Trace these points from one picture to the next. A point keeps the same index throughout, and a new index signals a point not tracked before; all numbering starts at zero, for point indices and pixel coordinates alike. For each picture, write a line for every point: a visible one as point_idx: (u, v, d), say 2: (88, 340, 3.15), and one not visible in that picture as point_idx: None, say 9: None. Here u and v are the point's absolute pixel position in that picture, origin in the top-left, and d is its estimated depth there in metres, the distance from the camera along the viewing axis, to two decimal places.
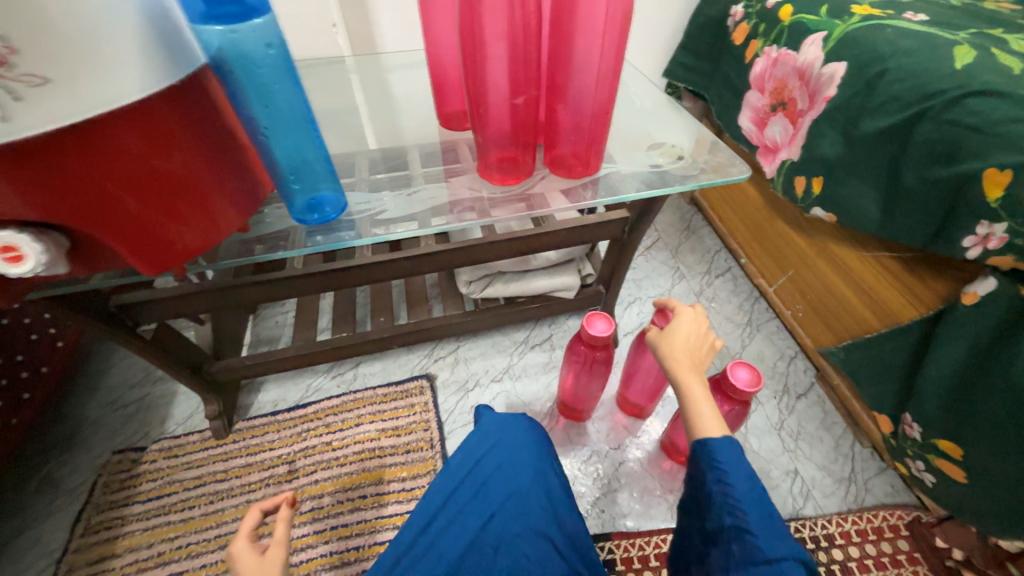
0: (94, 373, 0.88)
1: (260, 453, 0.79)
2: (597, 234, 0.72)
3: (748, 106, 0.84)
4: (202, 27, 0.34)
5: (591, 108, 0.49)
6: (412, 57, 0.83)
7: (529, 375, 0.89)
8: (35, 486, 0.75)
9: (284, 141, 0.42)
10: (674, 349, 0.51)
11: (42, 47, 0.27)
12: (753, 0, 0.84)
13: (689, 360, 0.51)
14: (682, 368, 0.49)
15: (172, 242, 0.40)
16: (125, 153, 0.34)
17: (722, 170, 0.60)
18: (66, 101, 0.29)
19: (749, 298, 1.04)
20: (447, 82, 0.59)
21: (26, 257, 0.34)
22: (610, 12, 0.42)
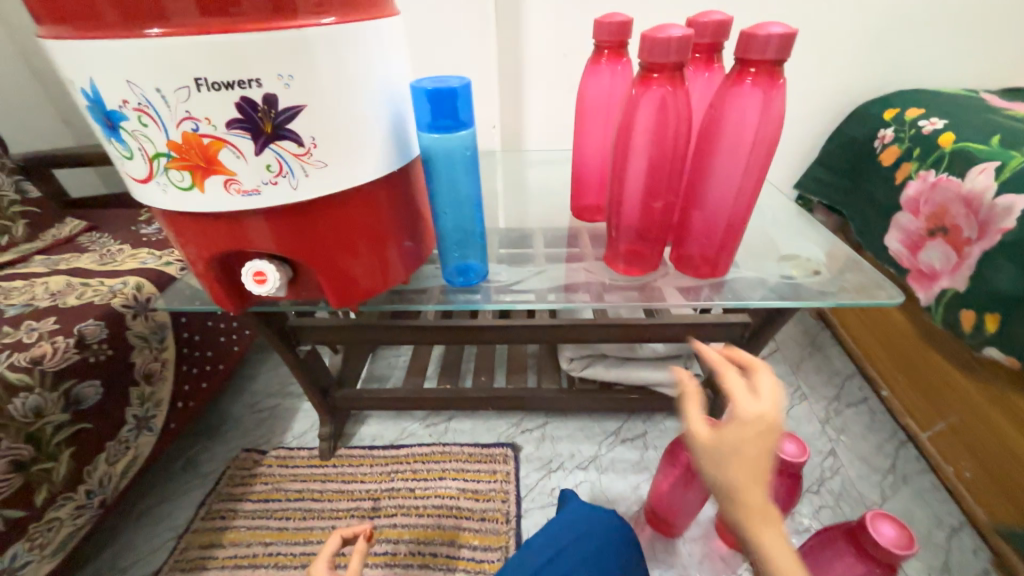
0: (245, 378, 1.05)
1: (352, 483, 0.84)
2: (713, 335, 0.70)
3: (899, 228, 0.79)
4: (424, 132, 0.45)
5: (727, 216, 0.51)
6: (551, 155, 0.96)
7: (616, 470, 0.85)
8: (182, 464, 0.89)
9: (455, 216, 0.52)
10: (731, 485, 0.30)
11: (330, 142, 0.39)
12: (905, 125, 0.82)
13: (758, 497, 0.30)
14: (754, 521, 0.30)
15: (358, 284, 0.48)
16: (350, 216, 0.44)
17: (867, 291, 0.56)
18: (332, 179, 0.41)
19: (893, 440, 0.88)
20: (587, 180, 0.67)
21: (269, 280, 0.46)
22: (760, 136, 0.45)
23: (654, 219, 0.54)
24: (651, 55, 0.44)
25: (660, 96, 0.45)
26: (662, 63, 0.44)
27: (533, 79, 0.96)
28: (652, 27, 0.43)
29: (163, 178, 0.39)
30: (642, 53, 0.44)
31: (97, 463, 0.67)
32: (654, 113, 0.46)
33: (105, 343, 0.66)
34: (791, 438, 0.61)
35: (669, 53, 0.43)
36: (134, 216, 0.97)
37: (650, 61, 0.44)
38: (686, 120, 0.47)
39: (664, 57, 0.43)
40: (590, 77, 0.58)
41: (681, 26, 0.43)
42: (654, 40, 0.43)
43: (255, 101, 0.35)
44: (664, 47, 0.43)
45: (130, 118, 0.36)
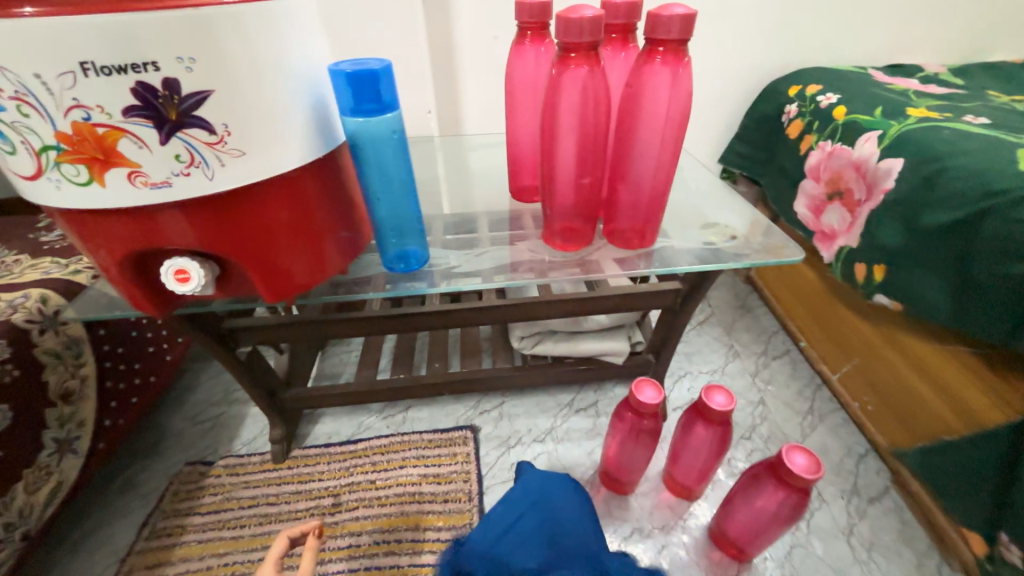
0: (184, 389, 0.99)
1: (309, 482, 0.83)
2: (649, 303, 0.75)
3: (804, 194, 0.87)
4: (348, 117, 0.44)
5: (650, 188, 0.55)
6: (489, 139, 0.96)
7: (572, 439, 0.89)
8: (117, 486, 0.83)
9: (389, 202, 0.51)
10: None
11: (245, 129, 0.38)
12: (806, 101, 0.90)
13: None
14: None
15: (292, 277, 0.47)
16: (276, 207, 0.43)
17: (776, 251, 0.62)
18: (252, 168, 0.39)
19: (811, 385, 0.98)
20: (522, 161, 0.68)
21: (192, 278, 0.43)
22: (672, 112, 0.48)
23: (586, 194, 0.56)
24: (567, 36, 0.45)
25: (578, 75, 0.47)
26: (578, 43, 0.45)
27: (466, 62, 0.95)
28: (565, 8, 0.45)
29: (55, 173, 0.35)
30: (559, 34, 0.46)
31: (14, 494, 0.61)
32: (574, 93, 0.48)
33: (9, 363, 0.60)
34: (721, 390, 0.66)
35: (584, 33, 0.45)
36: (30, 223, 0.87)
37: (566, 41, 0.46)
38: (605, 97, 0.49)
39: (579, 37, 0.45)
40: (516, 59, 0.59)
41: (594, 6, 0.45)
42: (569, 20, 0.44)
43: (154, 85, 0.33)
44: (579, 27, 0.44)
45: (6, 108, 0.32)
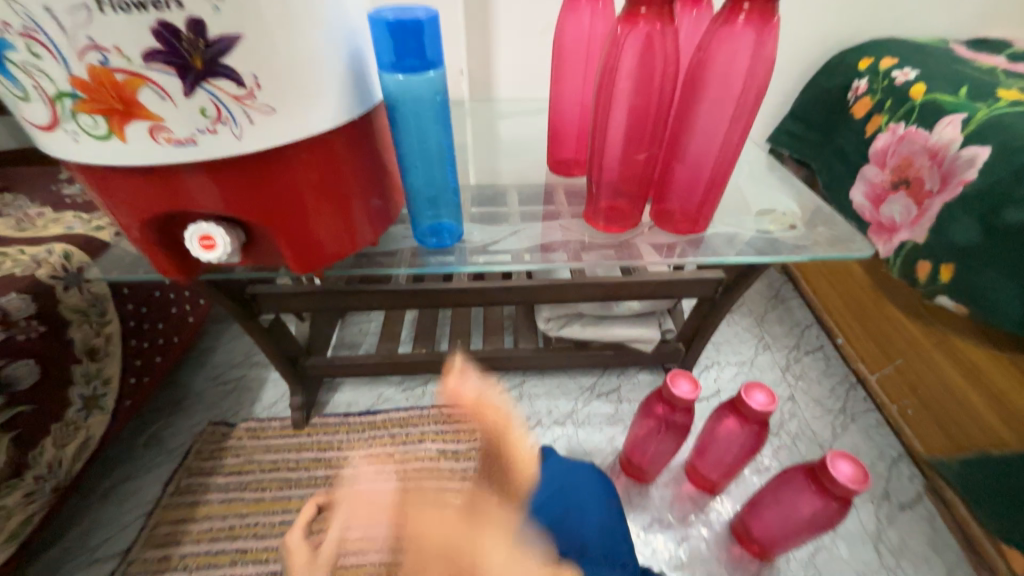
0: (205, 350, 1.00)
1: (328, 451, 0.83)
2: (688, 291, 0.71)
3: (865, 181, 0.80)
4: (386, 74, 0.40)
5: (711, 167, 0.49)
6: (523, 106, 0.90)
7: (593, 424, 0.87)
8: (142, 441, 0.85)
9: (423, 170, 0.47)
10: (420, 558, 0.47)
11: (276, 84, 0.34)
12: (879, 76, 0.81)
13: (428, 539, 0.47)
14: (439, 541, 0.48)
15: (321, 248, 0.44)
16: (306, 172, 0.39)
17: (840, 244, 0.56)
18: (282, 128, 0.35)
19: (845, 383, 0.94)
20: (564, 131, 0.63)
21: (218, 245, 0.41)
22: (750, 81, 0.42)
23: (637, 169, 0.51)
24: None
25: (646, 34, 0.42)
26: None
27: (502, 21, 0.89)
28: None
29: (72, 124, 0.32)
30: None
31: (44, 447, 0.62)
32: (638, 54, 0.43)
33: (34, 319, 0.59)
34: (761, 388, 0.62)
35: None
36: (53, 174, 0.86)
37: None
38: (673, 61, 0.44)
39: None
40: (569, 16, 0.54)
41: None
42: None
43: (177, 27, 0.29)
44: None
45: (17, 47, 0.29)
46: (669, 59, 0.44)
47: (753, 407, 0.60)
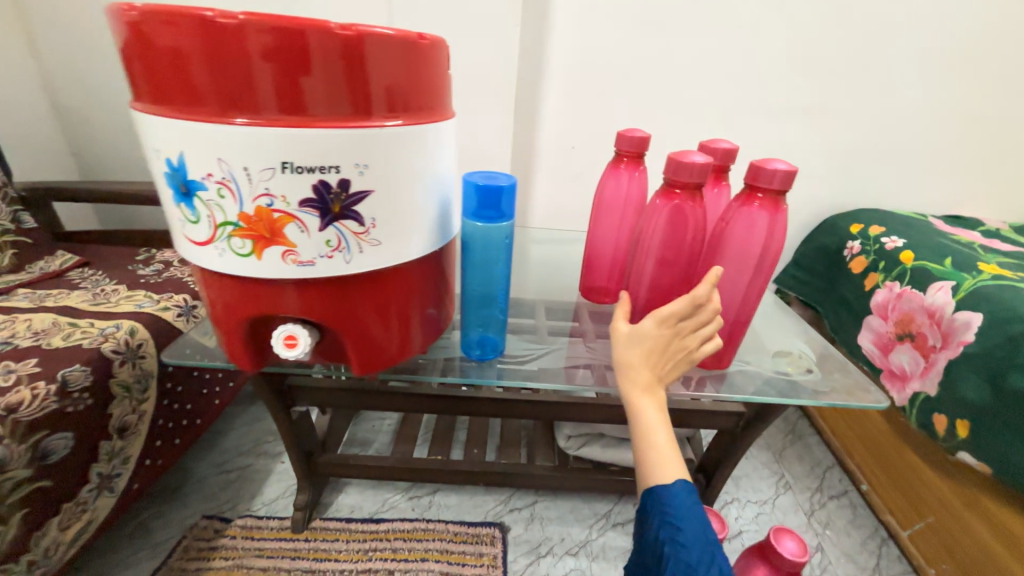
0: (215, 434, 0.99)
1: (324, 562, 0.77)
2: (709, 422, 0.73)
3: (870, 329, 0.86)
4: (469, 219, 0.49)
5: (735, 313, 0.56)
6: (555, 234, 1.02)
7: (607, 558, 0.81)
8: (130, 531, 0.80)
9: (480, 293, 0.55)
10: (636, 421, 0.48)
11: (386, 225, 0.42)
12: (870, 240, 0.93)
13: (635, 381, 0.49)
14: (636, 400, 0.49)
15: (383, 352, 0.49)
16: (387, 289, 0.46)
17: (857, 393, 0.60)
18: (381, 257, 0.43)
19: (875, 537, 0.89)
20: (597, 265, 0.71)
21: (299, 344, 0.45)
22: (766, 249, 0.51)
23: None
24: (674, 174, 0.49)
25: (679, 208, 0.51)
26: (684, 181, 0.49)
27: (542, 166, 1.06)
28: (677, 152, 0.50)
29: (223, 243, 0.40)
30: (666, 171, 0.50)
31: (47, 529, 0.59)
32: (672, 222, 0.52)
33: (86, 392, 0.62)
34: (792, 535, 0.60)
35: (692, 175, 0.49)
36: (130, 255, 0.96)
37: (672, 177, 0.50)
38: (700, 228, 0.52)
39: (687, 176, 0.49)
40: (609, 178, 0.65)
41: (704, 154, 0.49)
42: (676, 162, 0.49)
43: (331, 183, 0.38)
44: (688, 168, 0.48)
45: (209, 189, 0.38)
46: (699, 227, 0.52)
47: (784, 554, 0.58)
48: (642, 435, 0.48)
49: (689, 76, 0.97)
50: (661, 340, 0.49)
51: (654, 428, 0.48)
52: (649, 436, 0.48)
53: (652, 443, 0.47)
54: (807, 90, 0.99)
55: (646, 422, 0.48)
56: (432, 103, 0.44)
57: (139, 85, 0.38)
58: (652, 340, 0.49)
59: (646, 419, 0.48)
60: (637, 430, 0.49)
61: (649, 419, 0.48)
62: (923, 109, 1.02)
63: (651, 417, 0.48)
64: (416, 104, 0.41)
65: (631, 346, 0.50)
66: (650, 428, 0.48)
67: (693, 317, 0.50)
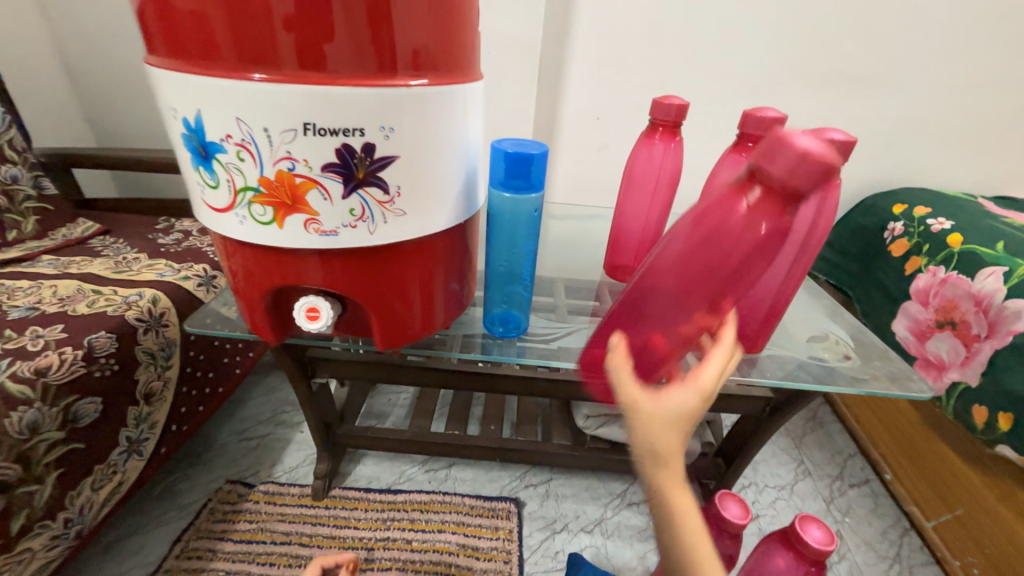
0: (235, 402, 1.01)
1: (344, 529, 0.79)
2: (735, 406, 0.71)
3: (908, 315, 0.82)
4: (496, 189, 0.47)
5: (773, 295, 0.53)
6: (577, 210, 0.98)
7: (622, 537, 0.82)
8: (158, 492, 0.83)
9: (504, 265, 0.53)
10: (670, 519, 0.35)
11: (413, 193, 0.40)
12: (915, 222, 0.88)
13: (667, 469, 0.34)
14: (669, 494, 0.34)
15: (407, 328, 0.48)
16: (415, 261, 0.44)
17: (899, 381, 0.57)
18: (407, 228, 0.41)
19: (897, 528, 0.87)
20: (624, 243, 0.68)
21: (321, 317, 0.44)
22: (814, 227, 0.47)
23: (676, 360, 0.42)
24: (774, 167, 0.31)
25: (754, 232, 0.34)
26: (788, 191, 0.31)
27: (565, 139, 1.01)
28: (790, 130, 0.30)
29: (244, 210, 0.38)
30: (767, 158, 0.31)
31: (81, 488, 0.61)
32: (732, 251, 0.35)
33: (112, 358, 0.63)
34: (818, 523, 0.59)
35: (792, 174, 0.30)
36: (149, 224, 0.96)
37: (761, 168, 0.32)
38: (771, 264, 0.36)
39: (789, 176, 0.30)
40: (642, 150, 0.61)
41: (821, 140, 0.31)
42: (788, 149, 0.29)
43: (355, 147, 0.36)
44: (806, 170, 0.30)
45: (228, 151, 0.36)
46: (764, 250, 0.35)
47: (809, 542, 0.57)
48: (677, 536, 0.35)
49: (726, 41, 0.91)
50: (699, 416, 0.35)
51: (694, 522, 0.35)
52: (687, 535, 0.35)
53: (693, 542, 0.34)
54: (857, 56, 0.92)
55: (683, 522, 0.34)
56: (460, 62, 0.40)
57: (153, 38, 0.36)
58: (692, 419, 0.34)
59: (687, 516, 0.34)
60: (669, 531, 0.35)
61: (688, 515, 0.35)
62: (981, 80, 0.95)
63: (691, 513, 0.35)
64: (443, 63, 0.38)
65: (667, 432, 0.34)
66: (690, 528, 0.35)
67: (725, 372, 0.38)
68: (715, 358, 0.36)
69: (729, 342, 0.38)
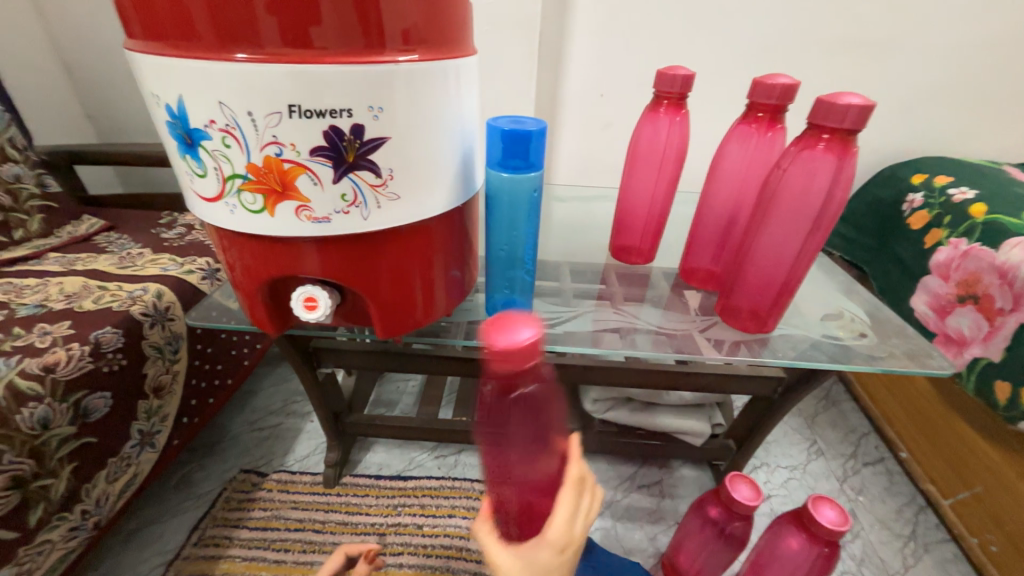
0: (247, 393, 1.02)
1: (356, 515, 0.80)
2: (745, 387, 0.70)
3: (927, 290, 0.80)
4: (494, 170, 0.45)
5: (785, 274, 0.51)
6: (581, 192, 0.95)
7: (632, 519, 0.82)
8: (174, 482, 0.85)
9: (506, 249, 0.51)
10: None
11: (407, 177, 0.39)
12: (935, 192, 0.84)
13: None
14: None
15: (410, 316, 0.47)
16: (411, 248, 0.43)
17: (918, 359, 0.55)
18: (403, 212, 0.40)
19: (912, 506, 0.86)
20: (629, 223, 0.67)
21: (319, 306, 0.44)
22: (828, 201, 0.45)
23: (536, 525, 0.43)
24: (505, 363, 0.34)
25: (530, 398, 0.36)
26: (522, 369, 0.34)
27: (568, 117, 0.98)
28: (496, 326, 0.35)
29: (234, 199, 0.37)
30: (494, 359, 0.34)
31: (96, 481, 0.62)
32: (526, 420, 0.37)
33: (120, 353, 0.63)
34: (831, 504, 0.57)
35: (522, 359, 0.34)
36: (152, 218, 0.96)
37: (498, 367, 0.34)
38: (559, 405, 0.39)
39: (520, 362, 0.34)
40: (646, 126, 0.59)
41: (530, 322, 0.35)
42: (503, 347, 0.33)
43: (343, 129, 0.35)
44: (526, 352, 0.34)
45: (213, 137, 0.35)
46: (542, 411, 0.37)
47: (822, 524, 0.55)
48: None
49: (735, 8, 0.86)
50: (564, 563, 0.41)
51: None
52: None
53: None
54: (874, 19, 0.87)
55: None
56: (452, 34, 0.39)
57: (130, 20, 0.34)
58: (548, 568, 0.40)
59: None
60: None
61: None
62: (1008, 38, 0.89)
63: None
64: (433, 36, 0.36)
65: None
66: None
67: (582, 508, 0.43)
68: (560, 505, 0.41)
69: (571, 479, 0.42)
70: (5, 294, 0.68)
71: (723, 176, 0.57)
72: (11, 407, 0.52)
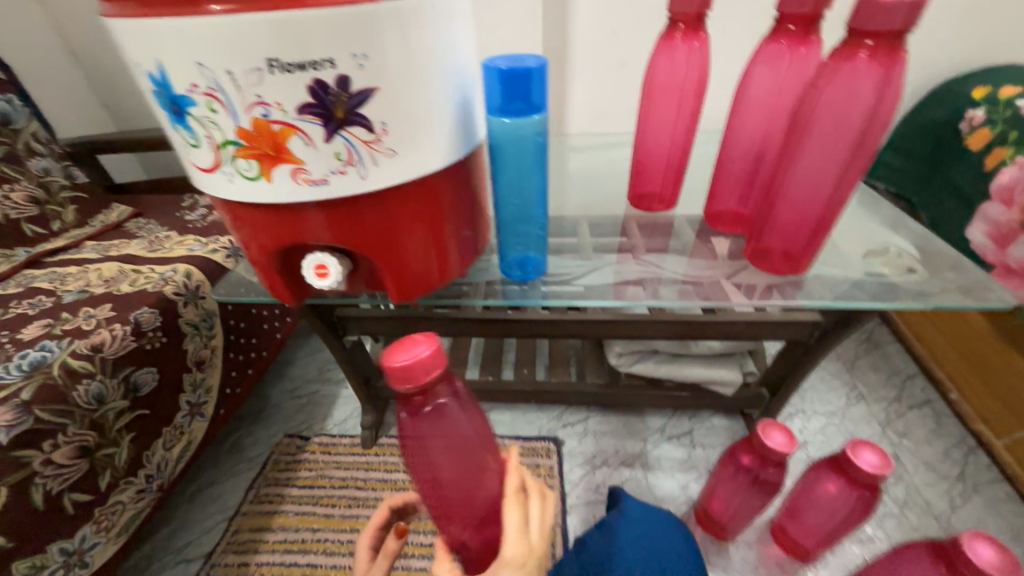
0: (284, 364, 1.07)
1: (395, 472, 0.85)
2: (779, 334, 0.66)
3: (987, 220, 0.72)
4: (493, 116, 0.42)
5: (820, 207, 0.47)
6: (597, 140, 0.90)
7: (663, 468, 0.82)
8: (227, 448, 0.91)
9: (515, 203, 0.49)
10: None
11: (402, 130, 0.36)
12: (1000, 106, 0.74)
13: None
14: None
15: (422, 278, 0.46)
16: (415, 207, 0.41)
17: (974, 293, 0.50)
18: (401, 169, 0.38)
19: (962, 447, 0.82)
20: (648, 167, 0.63)
21: (330, 273, 0.43)
22: (870, 118, 0.40)
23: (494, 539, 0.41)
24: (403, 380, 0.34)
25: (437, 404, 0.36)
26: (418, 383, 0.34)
27: (578, 58, 0.91)
28: (390, 349, 0.35)
29: (230, 167, 0.37)
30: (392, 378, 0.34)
31: (155, 448, 0.68)
32: (444, 429, 0.37)
33: (159, 331, 0.67)
34: (872, 448, 0.55)
35: (420, 373, 0.34)
36: (175, 202, 0.98)
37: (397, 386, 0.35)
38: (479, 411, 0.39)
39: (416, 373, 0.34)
40: (661, 56, 0.53)
41: (428, 339, 0.36)
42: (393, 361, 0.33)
43: (328, 82, 0.33)
44: (421, 364, 0.34)
45: (199, 103, 0.34)
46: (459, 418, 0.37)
47: (863, 468, 0.53)
48: None
49: None
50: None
51: None
52: None
53: None
54: None
55: None
56: None
57: None
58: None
59: None
60: None
61: None
62: None
63: None
64: None
65: None
66: None
67: (534, 518, 0.40)
68: (511, 517, 0.39)
69: (513, 489, 0.40)
70: (51, 283, 0.72)
71: (750, 104, 0.52)
72: (67, 384, 0.56)
